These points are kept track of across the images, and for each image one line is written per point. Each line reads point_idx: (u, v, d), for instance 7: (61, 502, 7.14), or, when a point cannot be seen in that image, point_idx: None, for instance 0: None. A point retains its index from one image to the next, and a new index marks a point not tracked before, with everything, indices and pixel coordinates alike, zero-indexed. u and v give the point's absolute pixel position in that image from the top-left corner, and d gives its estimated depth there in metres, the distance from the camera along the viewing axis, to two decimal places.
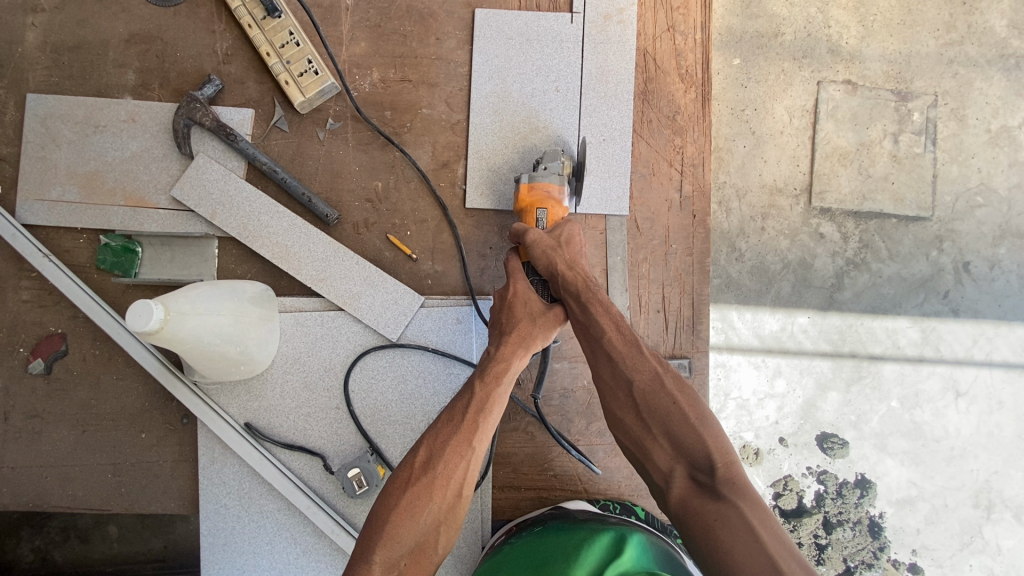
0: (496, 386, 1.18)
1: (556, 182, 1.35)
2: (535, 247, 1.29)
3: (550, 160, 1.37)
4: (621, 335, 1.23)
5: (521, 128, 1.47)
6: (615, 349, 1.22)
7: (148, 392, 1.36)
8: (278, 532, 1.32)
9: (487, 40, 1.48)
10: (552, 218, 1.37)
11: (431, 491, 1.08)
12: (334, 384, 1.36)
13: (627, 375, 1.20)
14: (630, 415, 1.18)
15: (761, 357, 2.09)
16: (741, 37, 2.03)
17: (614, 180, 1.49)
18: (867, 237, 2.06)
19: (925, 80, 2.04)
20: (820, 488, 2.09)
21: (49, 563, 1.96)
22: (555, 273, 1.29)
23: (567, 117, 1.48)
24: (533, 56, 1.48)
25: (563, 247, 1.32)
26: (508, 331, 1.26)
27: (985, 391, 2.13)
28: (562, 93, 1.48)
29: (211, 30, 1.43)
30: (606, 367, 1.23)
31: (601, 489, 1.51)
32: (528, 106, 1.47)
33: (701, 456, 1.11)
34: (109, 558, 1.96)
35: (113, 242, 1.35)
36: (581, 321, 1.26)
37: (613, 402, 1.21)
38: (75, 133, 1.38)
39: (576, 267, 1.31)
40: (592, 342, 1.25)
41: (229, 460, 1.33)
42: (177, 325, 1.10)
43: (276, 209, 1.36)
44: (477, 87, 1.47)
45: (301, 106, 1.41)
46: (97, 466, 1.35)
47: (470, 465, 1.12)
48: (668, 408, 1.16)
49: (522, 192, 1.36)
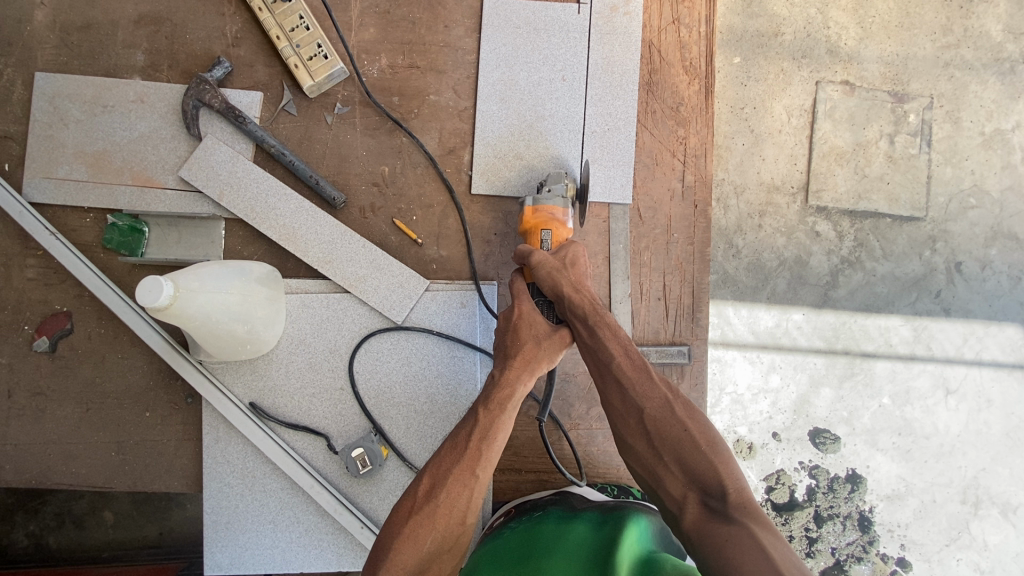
0: (501, 415, 1.19)
1: (560, 204, 1.36)
2: (540, 269, 1.31)
3: (554, 183, 1.39)
4: (631, 361, 1.25)
5: (527, 117, 1.48)
6: (624, 375, 1.24)
7: (153, 371, 1.37)
8: (280, 511, 1.33)
9: (494, 29, 1.50)
10: (556, 239, 1.37)
11: (432, 519, 1.07)
12: (339, 365, 1.37)
13: (637, 402, 1.21)
14: (640, 441, 1.18)
15: (756, 353, 2.13)
16: (741, 37, 2.06)
17: (618, 168, 1.51)
18: (862, 236, 2.10)
19: (921, 82, 2.08)
20: (812, 483, 2.12)
21: (44, 548, 1.96)
22: (561, 295, 1.30)
23: (572, 106, 1.50)
24: (539, 46, 1.50)
25: (569, 269, 1.33)
26: (512, 353, 1.28)
27: (974, 389, 2.17)
28: (568, 82, 1.50)
29: (221, 13, 1.44)
30: (617, 395, 1.24)
31: (600, 473, 1.53)
32: (534, 95, 1.49)
33: (711, 480, 1.09)
34: (105, 544, 1.97)
35: (121, 222, 1.35)
36: (590, 346, 1.29)
37: (624, 429, 1.21)
38: (84, 112, 1.38)
39: (582, 289, 1.32)
40: (602, 369, 1.26)
41: (233, 439, 1.33)
42: (187, 301, 1.11)
43: (283, 191, 1.37)
44: (484, 74, 1.49)
45: (311, 89, 1.42)
46: (100, 444, 1.35)
47: (474, 493, 1.11)
48: (678, 434, 1.16)
49: (526, 214, 1.38)
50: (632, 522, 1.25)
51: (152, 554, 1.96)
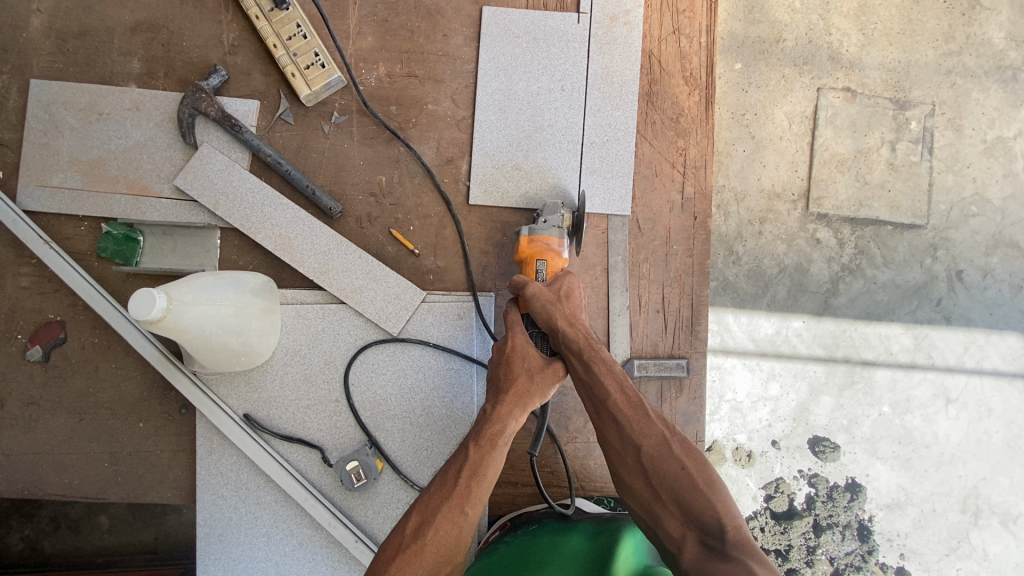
0: (492, 451, 1.16)
1: (556, 235, 1.36)
2: (534, 301, 1.29)
3: (550, 213, 1.39)
4: (627, 398, 1.24)
5: (526, 127, 1.47)
6: (621, 412, 1.22)
7: (147, 381, 1.35)
8: (273, 524, 1.31)
9: (493, 38, 1.48)
10: (551, 269, 1.37)
11: (419, 559, 1.05)
12: (334, 376, 1.35)
13: (634, 439, 1.20)
14: (637, 478, 1.18)
15: (755, 360, 2.11)
16: (743, 42, 2.05)
17: (617, 179, 1.50)
18: (863, 244, 2.09)
19: (923, 89, 2.07)
20: (811, 491, 2.11)
21: (39, 553, 1.95)
22: (555, 328, 1.28)
23: (571, 116, 1.49)
24: (538, 55, 1.49)
25: (563, 301, 1.31)
26: (504, 388, 1.24)
27: (975, 398, 2.16)
28: (567, 92, 1.49)
29: (217, 21, 1.42)
30: (613, 432, 1.22)
31: (598, 486, 1.51)
32: (533, 105, 1.48)
33: (709, 518, 1.09)
34: (100, 549, 1.96)
35: (115, 231, 1.33)
36: (586, 381, 1.27)
37: (621, 467, 1.20)
38: (79, 120, 1.37)
39: (577, 323, 1.29)
40: (598, 406, 1.25)
41: (227, 451, 1.32)
42: (180, 313, 1.09)
43: (280, 201, 1.36)
44: (483, 84, 1.48)
45: (308, 99, 1.41)
46: (93, 455, 1.34)
47: (462, 530, 1.10)
48: (675, 472, 1.15)
49: (522, 244, 1.38)
50: (628, 536, 1.24)
51: (148, 560, 1.95)
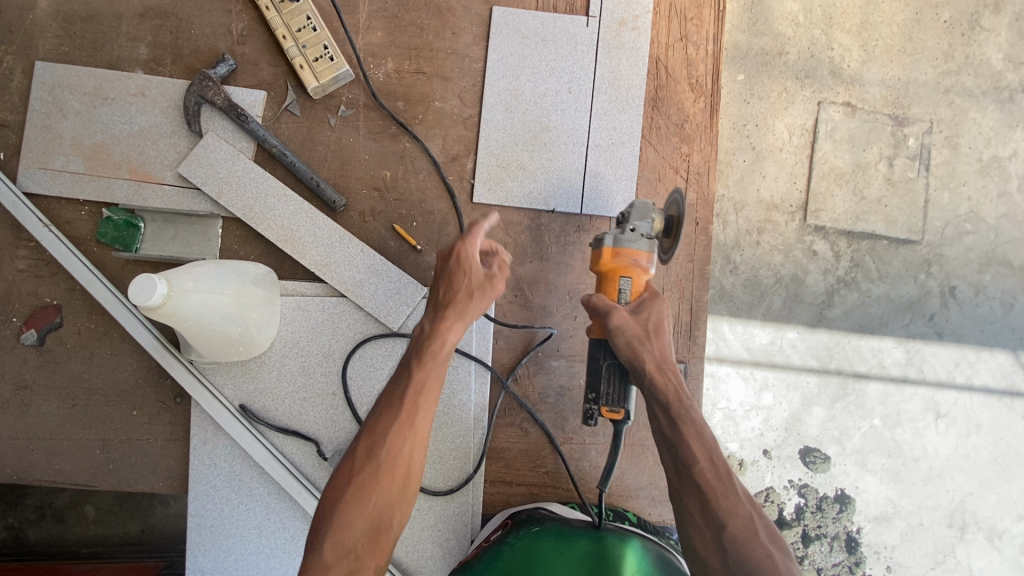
0: (416, 412, 1.12)
1: (646, 250, 1.32)
2: (620, 335, 1.27)
3: (639, 222, 1.33)
4: (715, 469, 1.17)
5: (533, 128, 1.48)
6: (707, 484, 1.15)
7: (142, 369, 1.33)
8: (266, 517, 1.29)
9: (503, 39, 1.49)
10: (635, 289, 1.35)
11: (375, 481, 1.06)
12: (332, 370, 1.34)
13: (720, 516, 1.12)
14: (715, 557, 1.10)
15: (750, 369, 2.13)
16: (746, 54, 2.09)
17: (620, 183, 1.50)
18: (859, 256, 2.11)
19: (921, 107, 2.10)
20: (801, 501, 2.13)
21: (23, 542, 1.93)
22: (640, 368, 1.27)
23: (578, 117, 1.49)
24: (547, 57, 1.49)
25: (651, 337, 1.30)
26: (444, 304, 1.22)
27: (964, 413, 2.18)
28: (574, 94, 1.49)
29: (227, 9, 1.42)
30: (695, 504, 1.14)
31: (592, 490, 1.46)
32: (540, 105, 1.48)
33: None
34: (85, 540, 1.94)
35: (116, 216, 1.33)
36: (671, 441, 1.21)
37: (697, 540, 1.13)
38: (84, 103, 1.36)
39: (665, 369, 1.28)
40: (681, 470, 1.18)
41: (221, 442, 1.30)
42: (181, 300, 1.07)
43: (283, 191, 1.34)
44: (491, 84, 1.48)
45: (315, 91, 1.41)
46: (86, 441, 1.31)
47: (415, 443, 1.11)
48: (760, 560, 1.06)
49: (605, 257, 1.33)
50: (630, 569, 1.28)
51: (132, 551, 1.93)
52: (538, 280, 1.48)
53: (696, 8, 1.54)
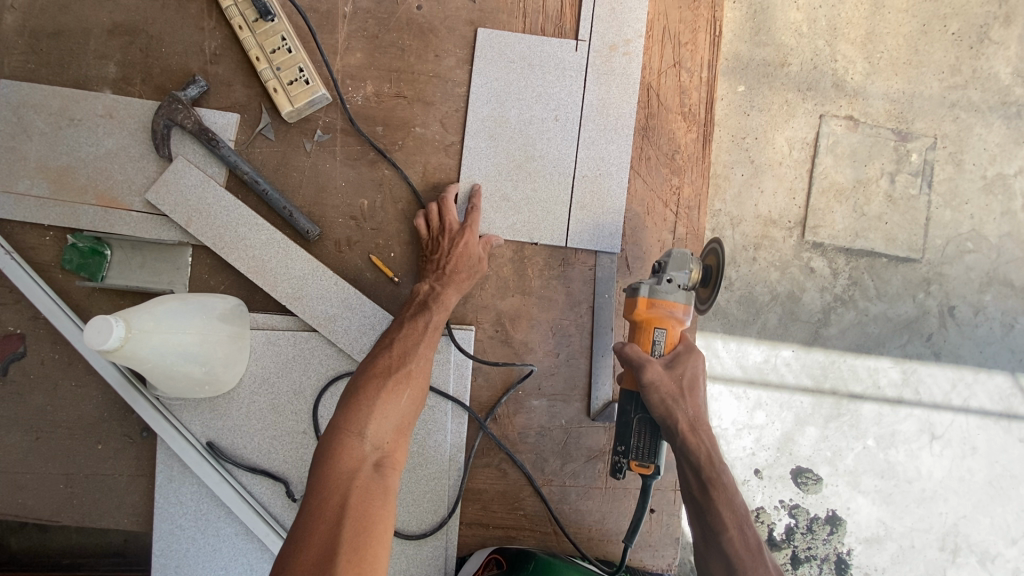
0: (372, 407, 1.14)
1: (682, 303, 1.30)
2: (654, 391, 1.26)
3: (677, 274, 1.30)
4: (745, 539, 1.21)
5: (519, 157, 1.42)
6: (735, 553, 1.20)
7: (107, 402, 1.30)
8: (233, 558, 1.25)
9: (487, 63, 1.43)
10: (669, 342, 1.34)
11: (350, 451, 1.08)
12: (303, 407, 1.30)
13: None
14: None
15: (742, 388, 2.08)
16: (748, 64, 2.01)
17: (608, 216, 1.44)
18: (857, 274, 2.06)
19: (925, 121, 2.04)
20: (791, 522, 2.09)
21: (7, 548, 1.86)
22: (674, 427, 1.27)
23: (565, 146, 1.43)
24: (533, 83, 1.43)
25: (686, 396, 1.30)
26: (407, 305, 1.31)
27: (960, 436, 2.12)
28: (562, 122, 1.44)
29: (200, 27, 1.36)
30: (722, 568, 1.21)
31: (571, 532, 1.44)
32: (526, 134, 1.43)
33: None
34: (67, 549, 1.86)
35: (81, 243, 1.27)
36: (700, 506, 1.27)
37: None
38: (49, 124, 1.30)
39: (698, 430, 1.29)
40: (709, 535, 1.24)
41: (187, 480, 1.26)
42: (140, 342, 1.04)
43: (255, 221, 1.30)
44: (475, 110, 1.42)
45: (289, 115, 1.35)
46: (49, 475, 1.28)
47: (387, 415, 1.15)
48: None
49: (642, 307, 1.31)
50: None
51: (112, 563, 1.84)
52: (520, 315, 1.44)
53: (690, 32, 1.48)
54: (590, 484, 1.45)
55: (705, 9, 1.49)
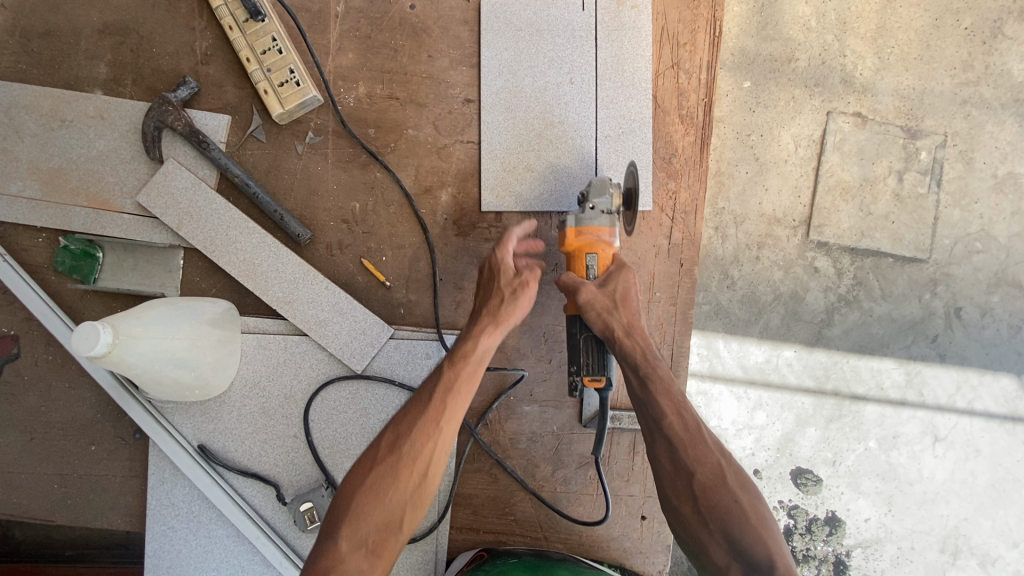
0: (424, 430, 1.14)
1: (607, 225, 1.28)
2: (589, 310, 1.25)
3: (598, 198, 1.29)
4: (683, 421, 1.20)
5: (536, 125, 1.41)
6: (676, 436, 1.18)
7: (100, 403, 1.32)
8: (224, 560, 1.27)
9: (494, 34, 1.42)
10: (602, 264, 1.31)
11: (397, 472, 1.09)
12: (294, 412, 1.32)
13: (689, 467, 1.15)
14: (686, 505, 1.14)
15: (743, 388, 2.05)
16: (754, 60, 1.97)
17: (636, 172, 1.43)
18: (862, 274, 2.02)
19: (935, 118, 1.99)
20: (790, 522, 2.08)
21: (9, 540, 1.73)
22: (612, 338, 1.25)
23: (583, 109, 1.42)
24: (543, 48, 1.42)
25: (620, 307, 1.27)
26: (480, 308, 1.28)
27: (963, 438, 2.08)
28: (577, 85, 1.42)
29: (191, 27, 1.37)
30: (666, 455, 1.18)
31: (562, 539, 1.45)
32: (542, 100, 1.41)
33: (761, 558, 1.06)
34: (69, 540, 1.72)
35: (73, 245, 1.31)
36: (641, 399, 1.23)
37: (671, 492, 1.16)
38: (40, 125, 1.32)
39: (634, 333, 1.26)
40: (651, 424, 1.21)
41: (179, 482, 1.29)
42: (128, 347, 1.09)
43: (246, 224, 1.31)
44: (487, 83, 1.42)
45: (280, 117, 1.35)
46: (43, 475, 1.30)
47: (437, 445, 1.12)
48: (728, 505, 1.12)
49: (570, 237, 1.30)
50: None
51: (116, 556, 1.71)
52: (512, 320, 1.44)
53: (689, 32, 1.45)
54: (581, 491, 1.45)
55: (705, 9, 1.45)
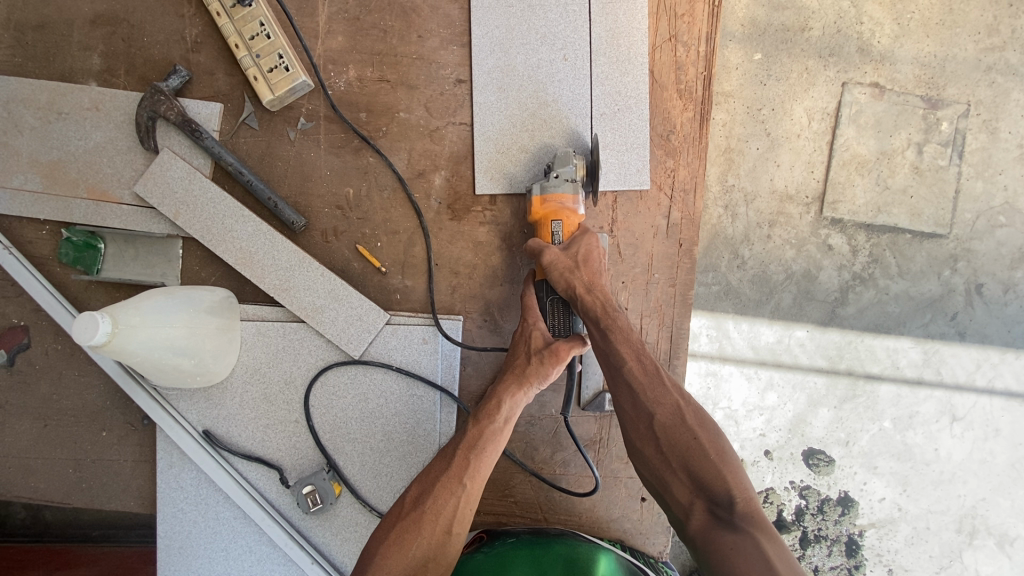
0: (446, 485, 1.20)
1: (570, 192, 1.29)
2: (551, 270, 1.27)
3: (561, 166, 1.31)
4: (642, 365, 1.24)
5: (529, 105, 1.39)
6: (636, 380, 1.23)
7: (108, 392, 1.39)
8: (233, 540, 1.32)
9: (485, 11, 1.39)
10: (568, 230, 1.33)
11: (420, 526, 1.16)
12: (295, 398, 1.36)
13: (649, 409, 1.21)
14: (650, 448, 1.20)
15: (754, 369, 2.01)
16: (765, 30, 1.90)
17: (632, 151, 1.41)
18: (878, 251, 1.96)
19: (958, 87, 1.90)
20: (802, 503, 2.04)
21: (41, 521, 1.74)
22: (574, 297, 1.28)
23: (577, 87, 1.39)
24: (536, 24, 1.39)
25: (581, 267, 1.29)
26: (507, 368, 1.30)
27: (982, 418, 2.02)
28: (570, 62, 1.39)
29: (180, 15, 1.39)
30: (628, 399, 1.23)
31: (562, 519, 1.46)
32: (535, 79, 1.39)
33: (719, 490, 1.12)
34: (97, 520, 1.73)
35: (75, 237, 1.34)
36: (602, 349, 1.26)
37: (635, 435, 1.22)
38: (38, 119, 1.35)
39: (595, 289, 1.28)
40: (613, 372, 1.25)
41: (187, 466, 1.34)
42: (127, 337, 1.14)
43: (241, 212, 1.34)
44: (479, 63, 1.39)
45: (271, 103, 1.36)
46: (59, 460, 1.39)
47: (461, 501, 1.19)
48: (688, 443, 1.18)
49: (535, 205, 1.32)
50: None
51: (142, 535, 1.72)
52: (510, 304, 1.42)
53: (688, 3, 1.40)
54: (581, 472, 1.46)
55: None
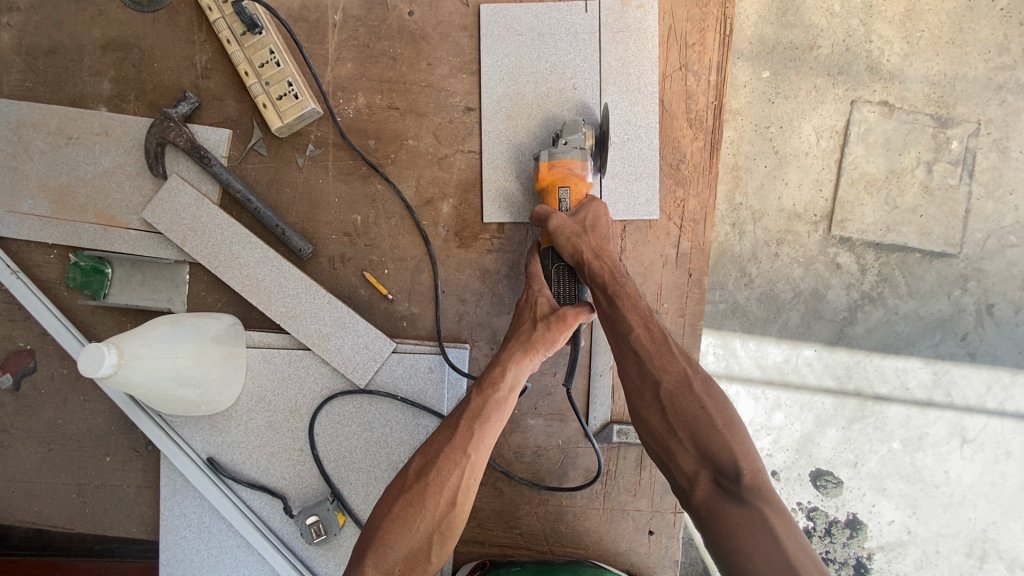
0: (449, 453, 1.16)
1: (578, 158, 1.28)
2: (559, 235, 1.26)
3: (570, 134, 1.30)
4: (649, 333, 1.21)
5: (538, 133, 1.38)
6: (642, 348, 1.20)
7: (113, 417, 1.39)
8: (236, 569, 1.31)
9: (495, 39, 1.39)
10: (575, 196, 1.31)
11: (422, 498, 1.13)
12: (300, 426, 1.35)
13: (656, 376, 1.18)
14: (655, 415, 1.16)
15: (760, 388, 1.99)
16: (774, 48, 1.89)
17: (641, 181, 1.40)
18: (887, 271, 1.94)
19: (969, 105, 1.89)
20: (809, 525, 2.01)
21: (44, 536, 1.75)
22: (581, 262, 1.26)
23: (586, 115, 1.39)
24: (545, 52, 1.38)
25: (589, 233, 1.28)
26: (512, 335, 1.28)
27: (993, 439, 1.99)
28: (580, 91, 1.39)
29: (190, 41, 1.39)
30: (633, 367, 1.20)
31: (568, 552, 1.44)
32: (544, 107, 1.38)
33: (727, 461, 1.07)
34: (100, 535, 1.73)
35: (83, 262, 1.35)
36: (609, 316, 1.24)
37: (640, 403, 1.19)
38: (47, 143, 1.35)
39: (602, 256, 1.27)
40: (619, 340, 1.22)
41: (191, 494, 1.33)
42: (133, 368, 1.14)
43: (248, 239, 1.33)
44: (488, 91, 1.39)
45: (280, 131, 1.36)
46: (63, 485, 1.38)
47: (465, 472, 1.15)
48: (695, 412, 1.13)
49: (543, 170, 1.30)
50: None
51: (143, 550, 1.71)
52: None
53: (698, 32, 1.40)
54: (587, 505, 1.44)
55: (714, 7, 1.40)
